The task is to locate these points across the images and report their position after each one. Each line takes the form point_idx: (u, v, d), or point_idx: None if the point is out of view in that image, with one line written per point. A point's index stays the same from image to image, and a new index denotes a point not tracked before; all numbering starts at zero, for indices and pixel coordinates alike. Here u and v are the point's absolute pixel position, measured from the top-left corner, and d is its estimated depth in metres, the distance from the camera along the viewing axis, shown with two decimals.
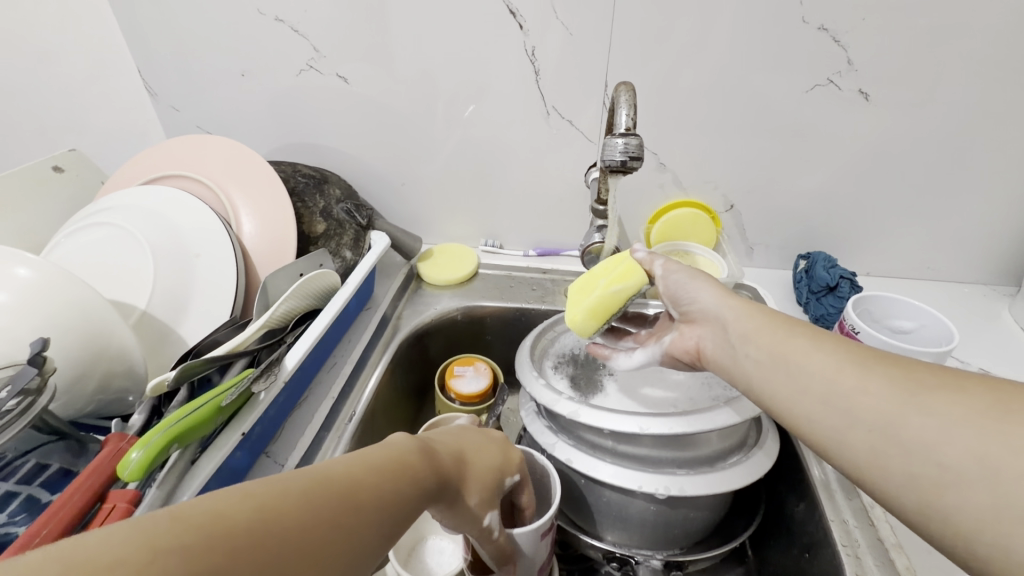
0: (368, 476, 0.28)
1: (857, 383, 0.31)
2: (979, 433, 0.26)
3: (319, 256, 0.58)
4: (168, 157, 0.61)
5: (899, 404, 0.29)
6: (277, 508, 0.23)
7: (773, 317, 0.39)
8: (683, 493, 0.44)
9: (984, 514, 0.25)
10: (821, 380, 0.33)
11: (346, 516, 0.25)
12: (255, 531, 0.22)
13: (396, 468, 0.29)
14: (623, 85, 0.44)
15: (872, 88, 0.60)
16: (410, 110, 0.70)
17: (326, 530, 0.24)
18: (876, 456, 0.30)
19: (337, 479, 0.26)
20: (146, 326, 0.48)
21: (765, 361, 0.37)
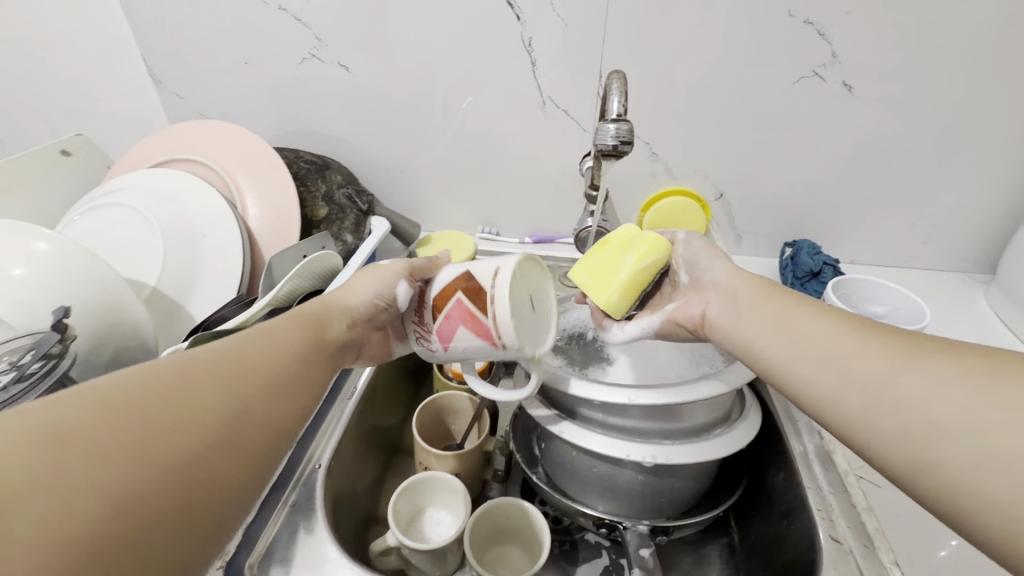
0: (228, 351, 0.34)
1: (854, 349, 0.33)
2: (965, 389, 0.28)
3: (321, 239, 0.59)
4: (175, 141, 0.63)
5: (891, 367, 0.31)
6: (148, 381, 0.29)
7: (779, 288, 0.41)
8: (669, 462, 0.46)
9: (968, 463, 0.26)
10: (823, 346, 0.35)
11: (218, 375, 0.32)
12: (137, 397, 0.27)
13: (255, 339, 0.36)
14: (615, 73, 0.46)
15: (855, 81, 0.63)
16: (409, 98, 0.72)
17: (205, 388, 0.30)
18: (870, 414, 0.31)
19: (196, 355, 0.32)
20: (157, 302, 0.50)
21: (767, 326, 0.39)
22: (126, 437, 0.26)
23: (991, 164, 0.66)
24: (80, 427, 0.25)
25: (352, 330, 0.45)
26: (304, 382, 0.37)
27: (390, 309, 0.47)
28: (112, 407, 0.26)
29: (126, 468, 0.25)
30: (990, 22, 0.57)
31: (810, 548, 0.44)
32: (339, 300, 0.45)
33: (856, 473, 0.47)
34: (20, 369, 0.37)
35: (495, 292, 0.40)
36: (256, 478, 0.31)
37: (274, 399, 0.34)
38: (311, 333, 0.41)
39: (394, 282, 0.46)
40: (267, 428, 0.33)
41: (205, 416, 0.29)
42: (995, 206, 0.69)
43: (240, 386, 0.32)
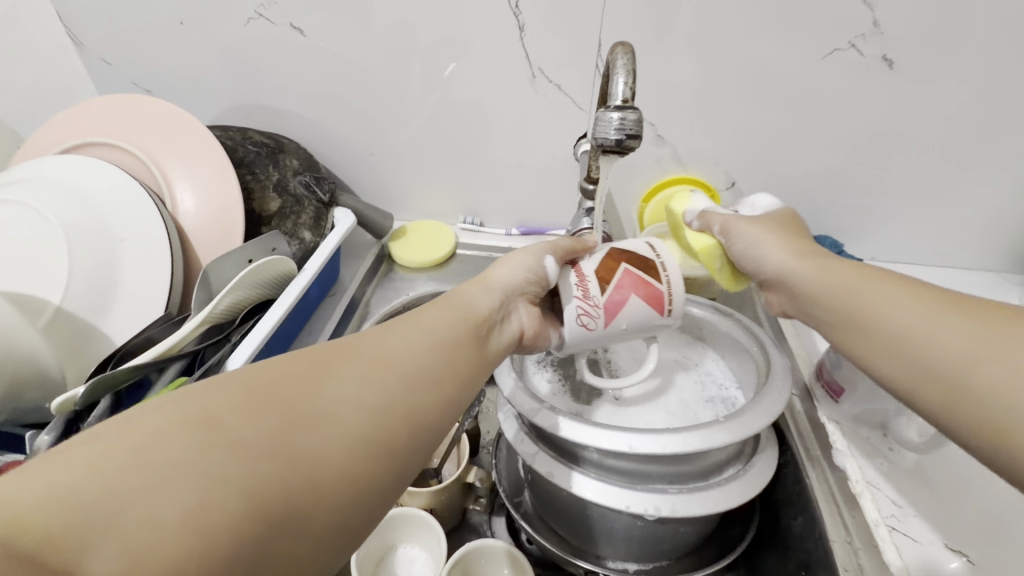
0: (375, 336, 0.31)
1: (950, 330, 0.30)
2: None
3: (271, 240, 0.51)
4: (92, 119, 0.52)
5: (975, 348, 0.28)
6: (288, 372, 0.27)
7: (824, 258, 0.39)
8: (675, 514, 0.39)
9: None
10: (912, 329, 0.31)
11: (364, 363, 0.29)
12: (275, 388, 0.25)
13: (404, 323, 0.33)
14: (620, 45, 0.36)
15: (897, 54, 0.53)
16: (375, 68, 0.61)
17: (345, 381, 0.27)
18: (970, 397, 0.28)
19: (342, 343, 0.30)
20: (62, 325, 0.41)
21: (839, 307, 0.36)
22: (256, 428, 0.23)
23: None
24: (218, 413, 0.23)
25: (503, 305, 0.41)
26: (463, 369, 0.33)
27: (541, 284, 0.43)
28: (251, 397, 0.24)
29: (250, 465, 0.22)
30: None
31: None
32: (489, 280, 0.42)
33: (889, 523, 0.41)
34: None
35: (661, 262, 0.42)
36: (392, 483, 0.27)
37: (425, 388, 0.30)
38: (466, 314, 0.37)
39: (539, 259, 0.44)
40: (412, 424, 0.28)
41: (342, 408, 0.26)
42: None
43: (389, 375, 0.29)
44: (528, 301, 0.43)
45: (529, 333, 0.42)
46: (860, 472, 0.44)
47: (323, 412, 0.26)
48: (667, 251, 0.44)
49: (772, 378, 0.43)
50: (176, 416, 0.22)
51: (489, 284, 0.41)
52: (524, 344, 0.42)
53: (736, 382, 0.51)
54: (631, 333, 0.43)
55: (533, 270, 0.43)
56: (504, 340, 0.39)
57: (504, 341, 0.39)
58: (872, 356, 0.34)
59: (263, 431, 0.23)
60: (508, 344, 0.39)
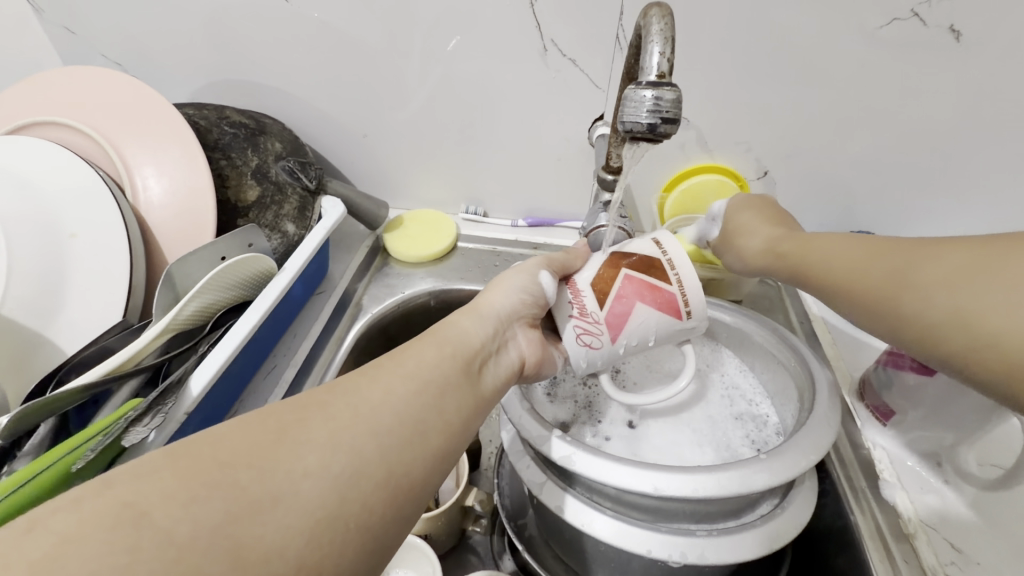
0: (348, 390, 0.28)
1: (871, 257, 0.33)
2: (952, 253, 0.29)
3: (246, 235, 0.45)
4: (44, 96, 0.46)
5: (896, 278, 0.31)
6: (245, 440, 0.24)
7: (773, 221, 0.42)
8: (702, 562, 0.34)
9: (982, 309, 0.26)
10: (837, 261, 0.35)
11: (333, 424, 0.26)
12: (226, 464, 0.22)
13: (383, 369, 0.30)
14: (654, 7, 0.30)
15: (968, 24, 0.46)
16: (364, 39, 0.54)
17: (313, 444, 0.24)
18: (903, 301, 0.30)
19: (310, 400, 0.27)
20: (8, 333, 0.36)
21: (790, 258, 0.38)
22: (200, 518, 0.20)
23: None
24: (153, 501, 0.20)
25: (498, 334, 0.38)
26: (446, 419, 0.30)
27: (540, 304, 0.41)
28: (195, 479, 0.21)
29: (189, 567, 0.19)
30: None
31: None
32: (482, 307, 0.39)
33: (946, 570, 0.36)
34: None
35: (669, 259, 0.38)
36: (366, 560, 0.24)
37: (401, 449, 0.27)
38: (455, 352, 0.34)
39: (534, 276, 0.41)
40: (387, 491, 0.26)
41: (304, 483, 0.23)
42: None
43: (362, 436, 0.26)
44: (527, 324, 0.41)
45: (530, 361, 0.40)
46: (911, 509, 0.39)
47: (286, 486, 0.23)
48: (675, 244, 0.38)
49: (816, 403, 0.37)
50: (99, 512, 0.19)
51: (481, 312, 0.39)
52: (526, 372, 0.40)
53: (767, 397, 0.45)
54: (645, 346, 0.38)
55: (529, 292, 0.40)
56: (500, 373, 0.36)
57: (500, 375, 0.36)
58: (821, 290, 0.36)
59: (208, 521, 0.20)
60: (507, 375, 0.37)
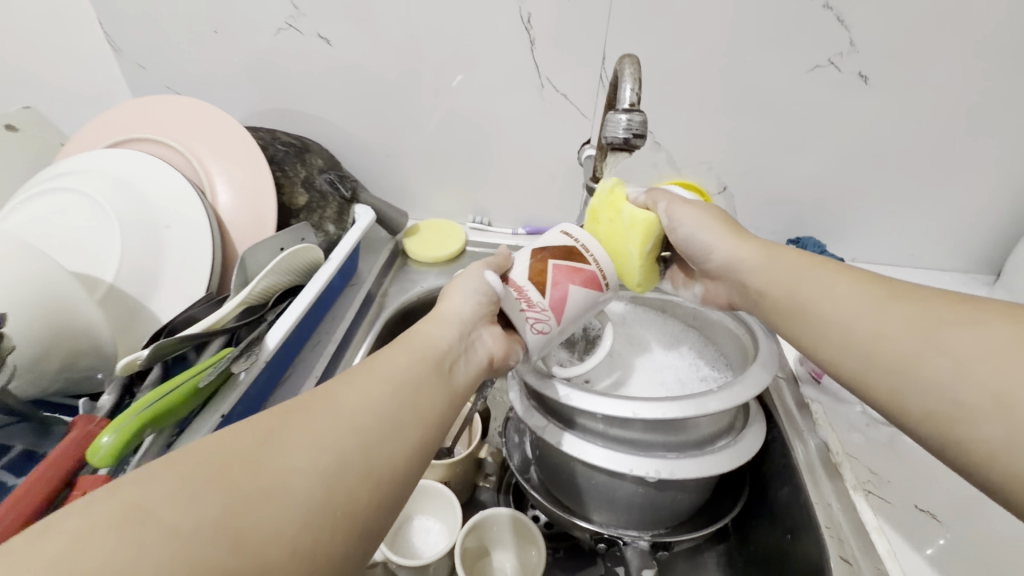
0: (326, 397, 0.31)
1: (885, 310, 0.34)
2: (978, 330, 0.30)
3: (301, 231, 0.55)
4: (137, 118, 0.56)
5: (921, 346, 0.32)
6: (234, 444, 0.27)
7: (727, 229, 0.44)
8: (673, 477, 0.43)
9: (996, 390, 0.28)
10: (849, 305, 0.36)
11: (314, 427, 0.29)
12: (220, 466, 0.25)
13: (358, 376, 0.33)
14: (627, 57, 0.41)
15: (872, 71, 0.59)
16: (394, 77, 0.66)
17: (295, 445, 0.28)
18: (920, 368, 0.31)
19: (291, 406, 0.30)
20: (113, 303, 0.44)
21: (778, 280, 0.40)
22: (199, 514, 0.23)
23: (1007, 164, 0.63)
24: (151, 501, 0.23)
25: (464, 336, 0.40)
26: (422, 415, 0.33)
27: (494, 302, 0.44)
28: (192, 479, 0.24)
29: (192, 555, 0.22)
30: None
31: (818, 568, 0.43)
32: (443, 313, 0.41)
33: (864, 488, 0.46)
34: None
35: (583, 244, 0.44)
36: (355, 544, 0.27)
37: (379, 445, 0.30)
38: (423, 356, 0.37)
39: (481, 277, 0.44)
40: (369, 483, 0.29)
41: (292, 478, 0.26)
42: (1007, 206, 0.66)
43: (343, 433, 0.29)
44: (489, 322, 0.43)
45: (498, 356, 0.42)
46: (840, 445, 0.49)
47: (271, 485, 0.26)
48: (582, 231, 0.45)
49: (759, 355, 0.47)
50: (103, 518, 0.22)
51: (443, 318, 0.41)
52: (496, 367, 0.42)
53: (726, 364, 0.55)
54: (582, 320, 0.45)
55: (482, 291, 0.43)
56: (470, 372, 0.39)
57: (470, 373, 0.39)
58: (810, 328, 0.37)
59: (208, 516, 0.23)
60: (477, 373, 0.39)
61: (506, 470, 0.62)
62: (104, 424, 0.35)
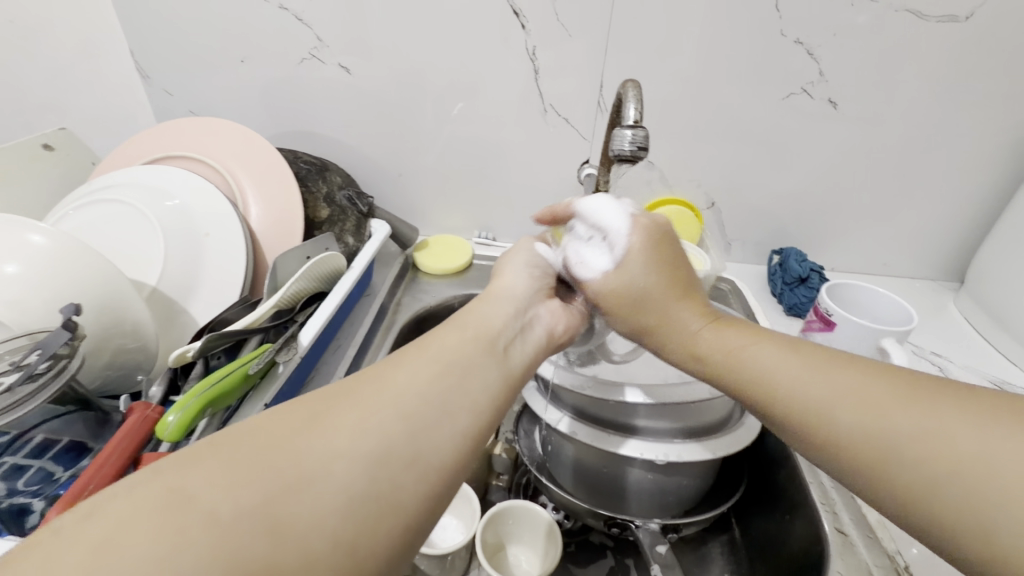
0: (375, 380, 0.31)
1: (861, 409, 0.30)
2: (945, 416, 0.28)
3: (325, 241, 0.58)
4: (172, 138, 0.61)
5: (896, 414, 0.29)
6: (281, 431, 0.27)
7: (647, 305, 0.41)
8: (680, 459, 0.47)
9: (943, 479, 0.26)
10: (790, 382, 0.33)
11: (360, 411, 0.29)
12: (265, 452, 0.25)
13: (405, 358, 0.33)
14: (630, 82, 0.47)
15: (840, 98, 0.66)
16: (407, 102, 0.71)
17: (338, 432, 0.27)
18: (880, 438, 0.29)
19: (341, 390, 0.30)
20: (157, 301, 0.48)
21: (709, 361, 0.38)
22: (240, 502, 0.23)
23: (961, 181, 0.70)
24: (191, 490, 0.23)
25: (522, 312, 0.41)
26: (473, 398, 0.32)
27: (548, 275, 0.46)
28: (238, 463, 0.25)
29: (233, 542, 0.22)
30: (965, 49, 0.61)
31: (816, 540, 0.46)
32: (500, 291, 0.43)
33: None
34: (26, 369, 0.34)
35: None
36: (404, 533, 0.27)
37: (426, 431, 0.29)
38: (476, 336, 0.37)
39: (534, 255, 0.47)
40: (418, 469, 0.28)
41: (337, 463, 0.26)
42: (965, 218, 0.73)
43: (389, 418, 0.29)
44: (547, 299, 0.44)
45: (560, 328, 0.43)
46: None
47: (313, 474, 0.25)
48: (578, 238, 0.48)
49: None
50: (150, 502, 0.22)
51: (500, 295, 0.42)
52: (560, 339, 0.43)
53: None
54: None
55: (536, 266, 0.46)
56: (528, 347, 0.39)
57: (528, 351, 0.39)
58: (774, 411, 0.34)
59: (251, 501, 0.23)
60: (535, 351, 0.39)
61: (517, 470, 0.64)
62: (161, 408, 0.38)
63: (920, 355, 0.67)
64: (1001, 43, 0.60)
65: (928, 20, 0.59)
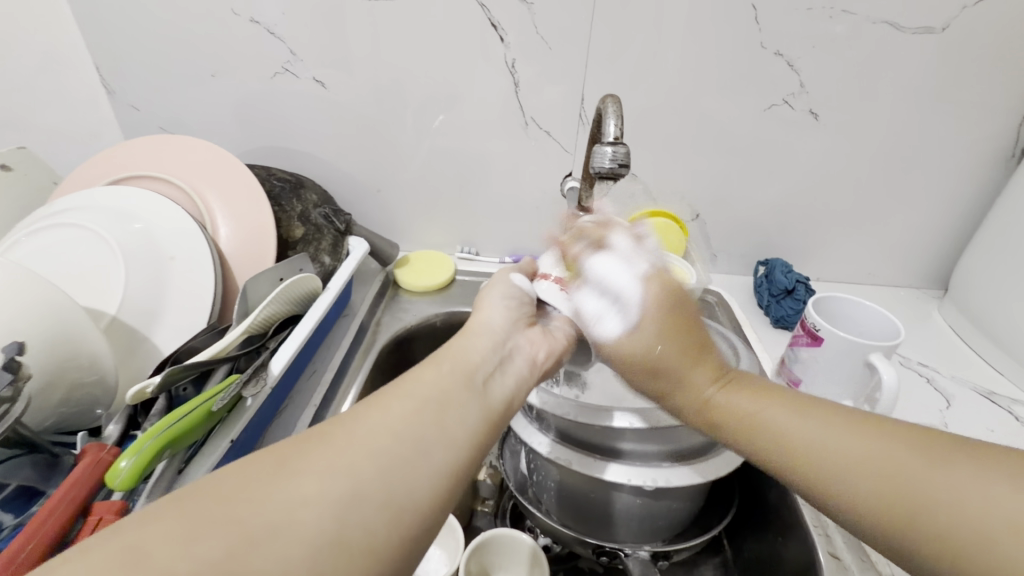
0: (348, 420, 0.29)
1: (882, 461, 0.30)
2: (954, 467, 0.28)
3: (299, 261, 0.56)
4: (137, 157, 0.58)
5: (919, 471, 0.29)
6: (248, 479, 0.25)
7: (660, 373, 0.39)
8: (669, 484, 0.45)
9: (968, 534, 0.26)
10: (815, 438, 0.33)
11: (332, 454, 0.27)
12: (231, 502, 0.24)
13: (380, 396, 0.31)
14: (609, 97, 0.46)
15: (821, 109, 0.65)
16: (383, 115, 0.70)
17: (309, 477, 0.26)
18: (908, 498, 0.29)
19: (311, 432, 0.29)
20: (117, 332, 0.46)
21: (728, 425, 0.37)
22: (201, 556, 0.21)
23: (941, 189, 0.70)
24: (149, 548, 0.21)
25: (501, 345, 0.39)
26: (452, 434, 0.31)
27: (525, 304, 0.44)
28: (200, 514, 0.23)
29: None
30: (941, 61, 0.61)
31: (809, 565, 0.45)
32: (478, 326, 0.41)
33: None
34: None
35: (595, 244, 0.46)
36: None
37: (402, 471, 0.27)
38: (454, 369, 0.35)
39: (509, 285, 0.45)
40: (391, 513, 0.26)
41: (308, 512, 0.24)
42: (947, 226, 0.74)
43: (361, 460, 0.27)
44: (526, 327, 0.43)
45: (541, 356, 0.42)
46: None
47: (281, 524, 0.23)
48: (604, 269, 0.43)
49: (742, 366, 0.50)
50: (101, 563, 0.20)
51: (478, 330, 0.41)
52: (543, 368, 0.42)
53: None
54: None
55: (513, 297, 0.44)
56: (507, 381, 0.37)
57: (508, 384, 0.37)
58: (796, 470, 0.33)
59: (211, 557, 0.21)
60: (515, 383, 0.38)
61: (503, 494, 0.63)
62: (114, 451, 0.36)
63: (908, 366, 0.66)
64: (978, 54, 0.60)
65: (905, 31, 0.60)
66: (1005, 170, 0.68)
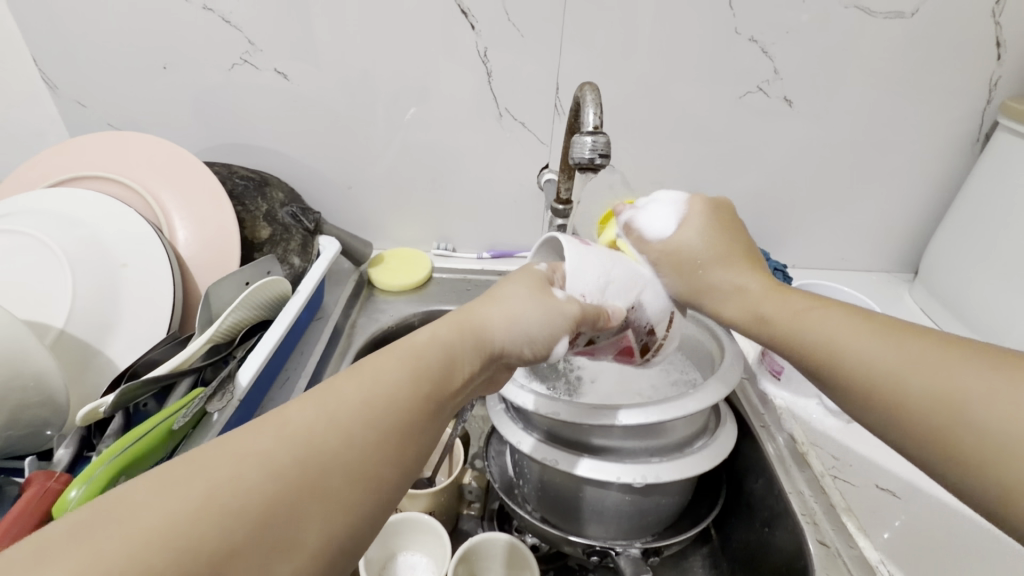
0: (301, 430, 0.24)
1: (934, 368, 0.29)
2: (995, 380, 0.26)
3: (266, 264, 0.53)
4: (81, 156, 0.54)
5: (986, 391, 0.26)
6: (167, 510, 0.20)
7: (701, 271, 0.41)
8: (659, 480, 0.44)
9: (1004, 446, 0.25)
10: (865, 346, 0.31)
11: (274, 481, 0.22)
12: (145, 535, 0.19)
13: (339, 409, 0.26)
14: (587, 84, 0.45)
15: (795, 96, 0.65)
16: (350, 108, 0.67)
17: (241, 510, 0.21)
18: (962, 417, 0.27)
19: (256, 438, 0.23)
20: (65, 346, 0.42)
21: (775, 323, 0.37)
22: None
23: (911, 173, 0.71)
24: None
25: (484, 363, 0.34)
26: (398, 475, 0.26)
27: (539, 353, 0.37)
28: (105, 553, 0.18)
29: None
30: (908, 47, 0.62)
31: (798, 554, 0.45)
32: (483, 331, 0.35)
33: (831, 474, 0.50)
34: None
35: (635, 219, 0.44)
36: None
37: (338, 517, 0.23)
38: (428, 377, 0.30)
39: (553, 336, 0.36)
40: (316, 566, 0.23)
41: (237, 562, 0.20)
42: (916, 210, 0.75)
43: (299, 497, 0.23)
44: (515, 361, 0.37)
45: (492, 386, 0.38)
46: (803, 434, 0.53)
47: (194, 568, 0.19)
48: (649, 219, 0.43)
49: (725, 354, 0.48)
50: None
51: (480, 335, 0.34)
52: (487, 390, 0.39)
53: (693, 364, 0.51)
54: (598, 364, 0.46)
55: (534, 337, 0.36)
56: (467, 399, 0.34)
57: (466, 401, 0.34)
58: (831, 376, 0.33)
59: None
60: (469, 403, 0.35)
61: (489, 496, 0.62)
62: (64, 479, 0.34)
63: None
64: (945, 39, 0.61)
65: (875, 16, 0.60)
66: (972, 153, 0.69)
